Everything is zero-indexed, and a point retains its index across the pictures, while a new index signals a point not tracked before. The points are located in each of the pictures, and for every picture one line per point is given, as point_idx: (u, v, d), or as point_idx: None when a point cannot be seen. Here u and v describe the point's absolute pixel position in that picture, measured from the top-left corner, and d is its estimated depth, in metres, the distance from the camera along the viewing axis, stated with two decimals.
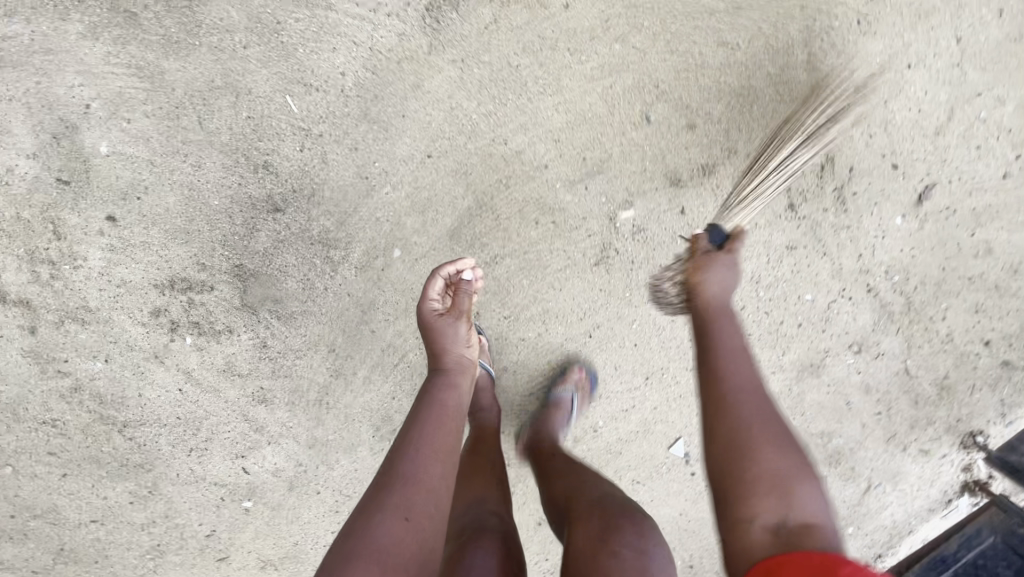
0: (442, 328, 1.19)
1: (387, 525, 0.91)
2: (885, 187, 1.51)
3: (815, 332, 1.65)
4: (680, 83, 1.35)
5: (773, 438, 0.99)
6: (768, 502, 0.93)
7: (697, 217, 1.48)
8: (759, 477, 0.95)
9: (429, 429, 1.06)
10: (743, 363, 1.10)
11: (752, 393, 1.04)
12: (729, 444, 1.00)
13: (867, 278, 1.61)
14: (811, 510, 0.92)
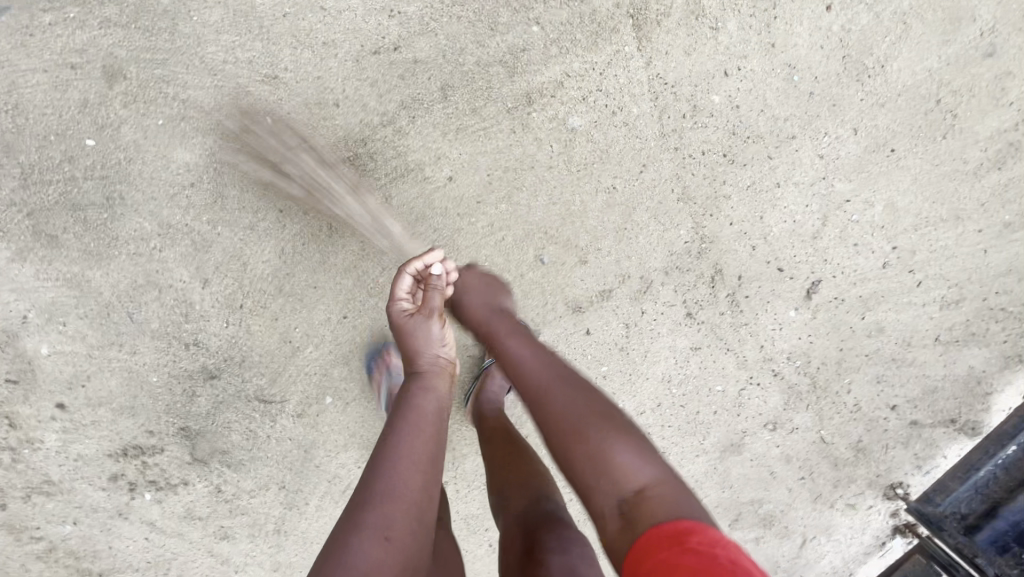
0: (414, 327, 1.12)
1: (366, 546, 0.81)
2: (774, 288, 1.63)
3: (730, 416, 1.78)
4: (567, 227, 1.47)
5: (582, 413, 0.97)
6: (603, 482, 0.89)
7: (602, 335, 1.61)
8: (590, 459, 0.91)
9: (410, 438, 0.96)
10: (513, 347, 1.12)
11: (559, 382, 1.02)
12: (561, 437, 0.96)
13: (772, 364, 1.73)
14: (637, 476, 0.88)
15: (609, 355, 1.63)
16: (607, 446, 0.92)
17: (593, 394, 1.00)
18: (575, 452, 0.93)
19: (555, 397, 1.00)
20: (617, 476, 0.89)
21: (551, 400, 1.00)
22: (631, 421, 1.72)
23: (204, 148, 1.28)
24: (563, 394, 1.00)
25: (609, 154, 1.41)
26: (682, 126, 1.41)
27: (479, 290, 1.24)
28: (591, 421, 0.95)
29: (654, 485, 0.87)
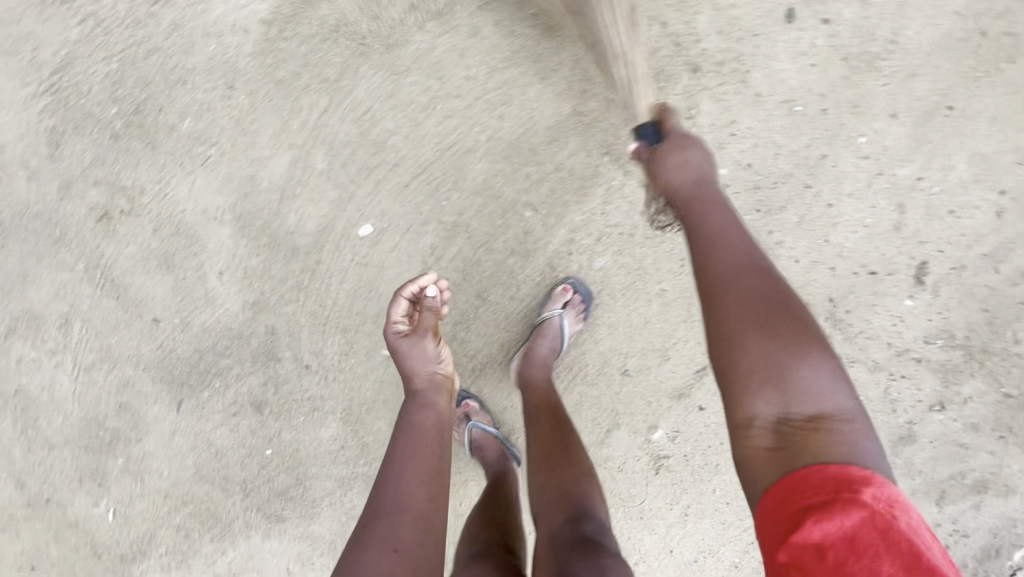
0: (408, 349, 1.19)
1: (381, 559, 0.91)
2: (875, 289, 1.52)
3: (886, 416, 1.70)
4: (636, 339, 1.54)
5: (763, 315, 0.87)
6: (793, 399, 0.82)
7: (714, 404, 1.64)
8: (767, 372, 0.84)
9: (410, 457, 1.06)
10: (717, 212, 1.02)
11: (750, 272, 0.93)
12: (723, 322, 0.90)
13: (910, 353, 1.61)
14: (835, 399, 0.82)
15: None
16: (787, 356, 0.84)
17: (781, 292, 0.91)
18: (727, 353, 0.87)
19: (728, 281, 0.92)
20: (811, 381, 0.82)
21: (740, 289, 0.91)
22: None
23: (338, 419, 1.57)
24: (750, 279, 0.92)
25: (645, 268, 1.45)
26: None
27: (687, 158, 1.08)
28: (789, 319, 0.87)
29: (842, 416, 0.81)
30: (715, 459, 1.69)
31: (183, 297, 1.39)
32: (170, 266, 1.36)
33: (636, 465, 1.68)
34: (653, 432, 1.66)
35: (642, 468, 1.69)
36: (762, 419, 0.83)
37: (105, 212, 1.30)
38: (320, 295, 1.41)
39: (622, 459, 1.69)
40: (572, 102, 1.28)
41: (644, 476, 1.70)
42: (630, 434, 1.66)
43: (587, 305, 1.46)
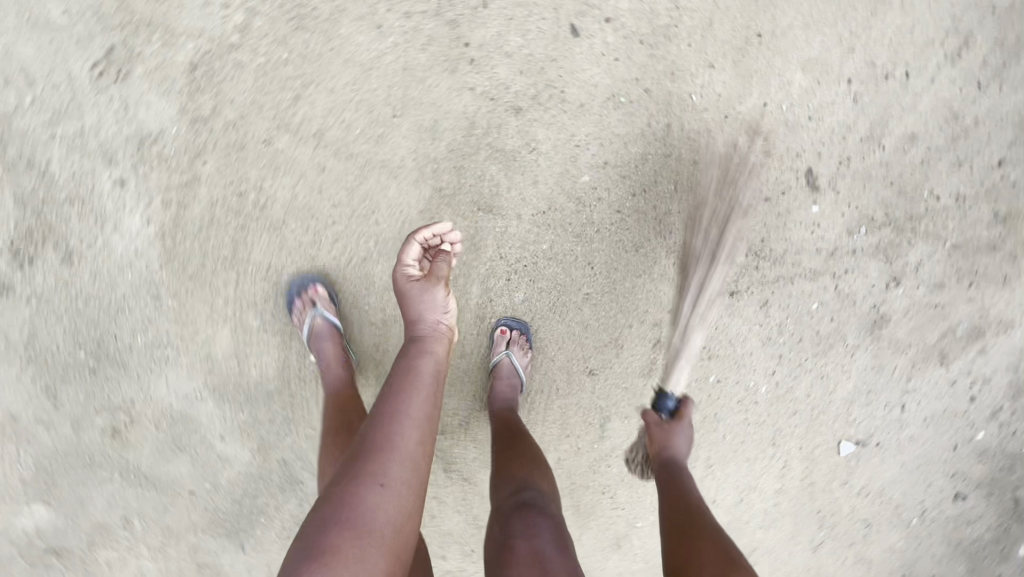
0: (416, 293, 1.19)
1: (373, 499, 0.89)
2: (778, 211, 1.60)
3: (850, 309, 1.74)
4: (587, 342, 1.67)
5: (712, 521, 1.23)
6: (704, 543, 1.14)
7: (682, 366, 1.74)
8: (697, 530, 1.17)
9: (406, 397, 1.03)
10: (675, 444, 1.44)
11: (686, 498, 1.31)
12: (691, 523, 1.21)
13: (842, 249, 1.67)
14: (742, 551, 1.12)
15: (706, 366, 1.78)
16: (735, 537, 1.17)
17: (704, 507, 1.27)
18: (686, 526, 1.21)
19: (689, 494, 1.31)
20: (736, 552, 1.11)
21: (687, 497, 1.30)
22: (773, 383, 1.82)
23: None
24: (701, 499, 1.30)
25: (562, 283, 1.58)
26: (587, 215, 1.52)
27: (682, 442, 1.45)
28: (709, 518, 1.24)
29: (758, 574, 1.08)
30: (710, 410, 1.84)
31: (203, 471, 1.59)
32: (180, 446, 1.57)
33: (642, 441, 1.82)
34: (642, 409, 1.78)
35: (649, 443, 1.82)
36: (697, 560, 1.11)
37: (115, 429, 1.54)
38: (304, 420, 1.58)
39: (628, 443, 1.81)
40: (429, 183, 1.42)
41: None
42: (623, 421, 1.78)
43: (530, 338, 1.60)
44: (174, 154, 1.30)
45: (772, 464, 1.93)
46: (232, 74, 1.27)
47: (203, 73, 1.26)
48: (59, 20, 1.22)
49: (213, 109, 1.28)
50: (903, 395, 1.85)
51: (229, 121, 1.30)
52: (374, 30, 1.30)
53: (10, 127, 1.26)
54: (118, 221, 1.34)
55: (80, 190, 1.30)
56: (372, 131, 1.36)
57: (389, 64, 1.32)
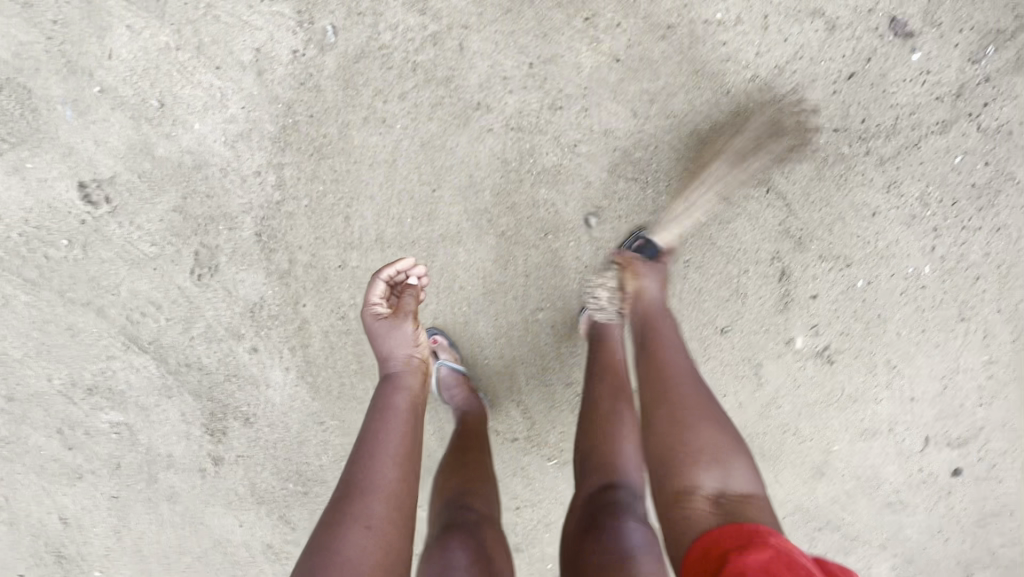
0: (383, 330, 1.19)
1: (355, 541, 0.91)
2: (874, 81, 1.35)
3: (1006, 145, 1.44)
4: (709, 305, 1.58)
5: (713, 417, 1.06)
6: (708, 472, 0.99)
7: (821, 284, 1.59)
8: (701, 446, 1.01)
9: (382, 436, 1.05)
10: (671, 330, 1.23)
11: (689, 377, 1.13)
12: (675, 414, 1.06)
13: (974, 82, 1.36)
14: (739, 484, 0.99)
15: (849, 275, 1.58)
16: (727, 445, 1.02)
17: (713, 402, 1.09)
18: (681, 426, 1.04)
19: (688, 389, 1.10)
20: (738, 476, 0.99)
21: (687, 385, 1.11)
22: (937, 259, 1.58)
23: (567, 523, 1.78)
24: (700, 386, 1.11)
25: None
26: (655, 189, 1.41)
27: (653, 279, 1.31)
28: (702, 416, 1.05)
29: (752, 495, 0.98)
30: (870, 316, 1.65)
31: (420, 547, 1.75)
32: None
33: (805, 371, 1.72)
34: (792, 342, 1.66)
35: (812, 369, 1.72)
36: (705, 489, 0.98)
37: None
38: None
39: (791, 377, 1.72)
40: (489, 231, 1.42)
41: (821, 370, 1.73)
42: (777, 359, 1.69)
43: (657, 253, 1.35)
44: (277, 308, 1.45)
45: (966, 338, 1.71)
46: (288, 222, 1.36)
47: (267, 233, 1.36)
48: (148, 248, 1.34)
49: (289, 260, 1.40)
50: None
51: (305, 263, 1.41)
52: (382, 124, 1.28)
53: (159, 345, 1.45)
54: (267, 378, 1.52)
55: (230, 368, 1.50)
56: (422, 213, 1.39)
57: (407, 145, 1.31)
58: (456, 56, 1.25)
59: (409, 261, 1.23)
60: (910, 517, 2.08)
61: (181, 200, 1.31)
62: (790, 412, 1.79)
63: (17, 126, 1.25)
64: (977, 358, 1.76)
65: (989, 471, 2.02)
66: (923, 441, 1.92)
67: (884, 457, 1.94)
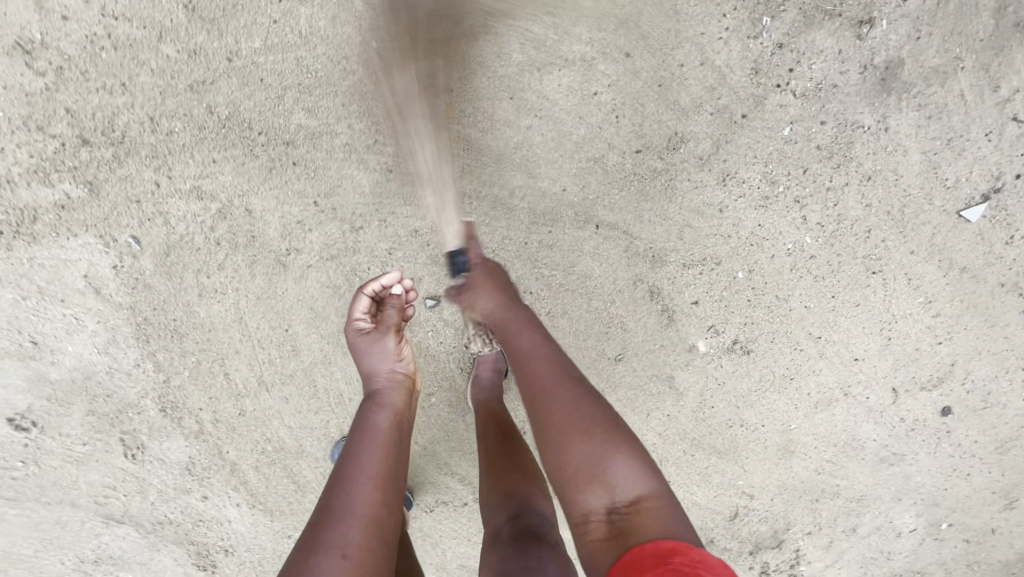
0: (366, 345, 1.16)
1: (331, 570, 0.82)
2: (658, 92, 1.27)
3: (838, 97, 1.30)
4: (591, 341, 1.56)
5: (586, 422, 0.96)
6: (593, 489, 0.92)
7: (700, 288, 1.52)
8: (581, 466, 0.93)
9: (366, 456, 0.98)
10: (524, 335, 1.11)
11: (557, 383, 1.01)
12: (551, 439, 0.97)
13: (766, 54, 1.25)
14: (625, 488, 0.91)
15: (725, 270, 1.50)
16: (604, 454, 0.93)
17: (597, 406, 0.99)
18: (559, 452, 0.95)
19: (553, 398, 0.99)
20: (624, 478, 0.91)
21: (550, 398, 0.99)
22: (816, 226, 1.45)
23: None
24: (567, 391, 1.00)
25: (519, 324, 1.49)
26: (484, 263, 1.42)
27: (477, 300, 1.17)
28: (580, 429, 0.95)
29: (650, 496, 0.90)
30: (769, 300, 1.56)
31: None
32: None
33: (725, 369, 1.65)
34: (696, 347, 1.60)
35: (732, 364, 1.65)
36: (596, 512, 0.91)
37: None
38: (440, 550, 1.76)
39: (712, 378, 1.67)
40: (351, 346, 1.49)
41: (743, 363, 1.65)
42: (689, 367, 1.63)
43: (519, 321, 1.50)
44: (207, 459, 1.63)
45: (890, 287, 1.56)
46: (183, 393, 1.53)
47: (169, 406, 1.54)
48: (83, 447, 1.56)
49: (198, 421, 1.57)
50: (1004, 107, 1.33)
51: (212, 419, 1.57)
52: (216, 294, 1.40)
53: (131, 514, 1.68)
54: (225, 518, 1.71)
55: (193, 516, 1.70)
56: (285, 352, 1.49)
57: (245, 302, 1.42)
58: (248, 219, 1.32)
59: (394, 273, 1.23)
60: (935, 481, 1.84)
61: (90, 405, 1.51)
62: (728, 408, 1.73)
63: None
64: (914, 302, 1.59)
65: (1004, 407, 1.77)
66: (892, 393, 1.76)
67: (855, 418, 1.79)
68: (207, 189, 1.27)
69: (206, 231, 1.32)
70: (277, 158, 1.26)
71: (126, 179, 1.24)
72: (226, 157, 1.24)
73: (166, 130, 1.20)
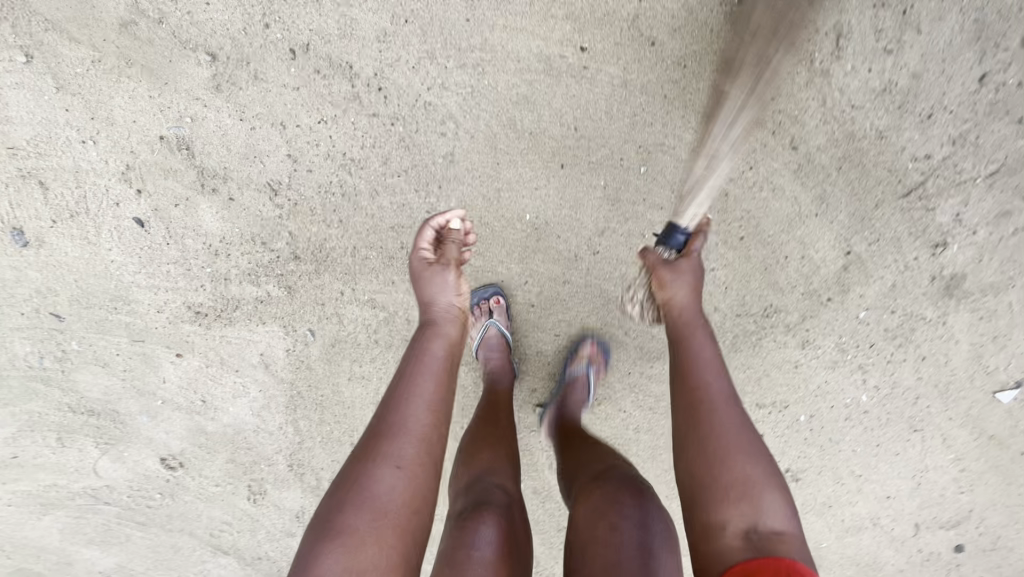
0: (430, 276, 1.12)
1: (386, 479, 0.91)
2: (763, 273, 1.52)
3: (909, 294, 1.55)
4: None
5: (746, 445, 0.97)
6: (740, 507, 0.92)
7: (765, 422, 1.76)
8: (734, 481, 0.94)
9: (420, 381, 1.02)
10: (707, 349, 1.07)
11: (725, 402, 1.00)
12: (700, 450, 0.98)
13: (859, 256, 1.49)
14: (773, 517, 0.92)
15: (790, 410, 1.75)
16: (758, 480, 0.94)
17: (750, 427, 1.00)
18: (719, 464, 0.96)
19: (721, 412, 1.00)
20: (767, 510, 0.92)
21: (711, 416, 0.99)
22: (872, 386, 1.71)
23: None
24: (737, 414, 0.99)
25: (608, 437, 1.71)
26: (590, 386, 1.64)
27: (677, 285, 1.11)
28: (723, 447, 0.97)
29: (785, 531, 0.91)
30: (822, 439, 1.80)
31: None
32: None
33: None
34: None
35: None
36: (729, 528, 0.91)
37: None
38: None
39: None
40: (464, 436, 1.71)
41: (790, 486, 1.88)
42: None
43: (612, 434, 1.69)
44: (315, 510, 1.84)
45: (926, 441, 1.80)
46: (310, 454, 1.76)
47: (297, 462, 1.77)
48: (215, 487, 1.79)
49: (317, 478, 1.79)
50: None
51: (329, 478, 1.79)
52: (362, 380, 1.64)
53: (238, 547, 1.89)
54: None
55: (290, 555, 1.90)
56: None
57: (385, 390, 1.65)
58: (407, 326, 1.56)
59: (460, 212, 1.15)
60: None
61: (232, 454, 1.74)
62: None
63: (109, 432, 1.66)
64: (945, 455, 1.83)
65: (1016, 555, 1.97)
66: (917, 528, 1.96)
67: (879, 543, 1.98)
68: (381, 300, 1.52)
69: (370, 332, 1.57)
70: None
71: (318, 286, 1.50)
72: (403, 280, 1.49)
73: (362, 256, 1.45)
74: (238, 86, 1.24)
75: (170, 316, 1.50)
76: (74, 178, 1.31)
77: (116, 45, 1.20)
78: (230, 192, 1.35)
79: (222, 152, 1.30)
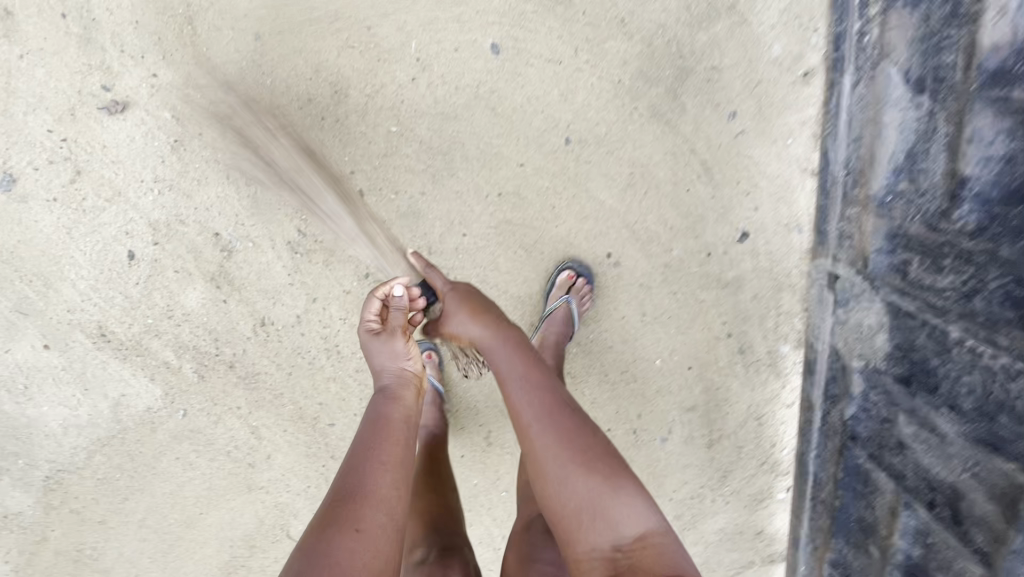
0: (374, 348, 1.14)
1: (346, 547, 0.83)
2: None
3: None
4: None
5: (577, 455, 0.97)
6: (596, 529, 0.93)
7: None
8: (579, 503, 0.94)
9: (375, 446, 0.99)
10: (519, 368, 1.07)
11: (548, 413, 1.02)
12: (536, 479, 0.99)
13: None
14: (633, 528, 0.92)
15: None
16: (607, 492, 0.93)
17: (582, 429, 1.00)
18: (557, 485, 0.96)
19: (541, 430, 1.00)
20: (622, 516, 0.92)
21: (536, 434, 1.00)
22: None
23: None
24: (561, 419, 1.01)
25: None
26: None
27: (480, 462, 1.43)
28: (575, 462, 0.96)
29: (650, 535, 0.92)
30: None
31: None
32: None
33: None
34: None
35: None
36: (597, 551, 0.92)
37: None
38: None
39: None
40: (224, 553, 1.82)
41: None
42: None
43: None
44: (31, 522, 1.73)
45: None
46: (76, 481, 1.70)
47: (55, 479, 1.69)
48: None
49: (60, 500, 1.72)
50: None
51: (73, 507, 1.73)
52: (188, 464, 1.70)
53: None
54: None
55: None
56: (183, 520, 1.78)
57: (198, 483, 1.73)
58: (262, 459, 1.70)
59: (400, 277, 1.17)
60: None
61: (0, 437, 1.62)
62: None
63: None
64: None
65: None
66: None
67: None
68: (260, 431, 1.66)
69: (230, 442, 1.67)
70: (316, 455, 1.70)
71: (224, 391, 1.59)
72: (293, 433, 1.67)
73: (279, 400, 1.61)
74: (308, 258, 1.43)
75: (74, 322, 1.47)
76: (109, 193, 1.32)
77: (249, 170, 1.32)
78: (227, 298, 1.46)
79: (251, 276, 1.44)
